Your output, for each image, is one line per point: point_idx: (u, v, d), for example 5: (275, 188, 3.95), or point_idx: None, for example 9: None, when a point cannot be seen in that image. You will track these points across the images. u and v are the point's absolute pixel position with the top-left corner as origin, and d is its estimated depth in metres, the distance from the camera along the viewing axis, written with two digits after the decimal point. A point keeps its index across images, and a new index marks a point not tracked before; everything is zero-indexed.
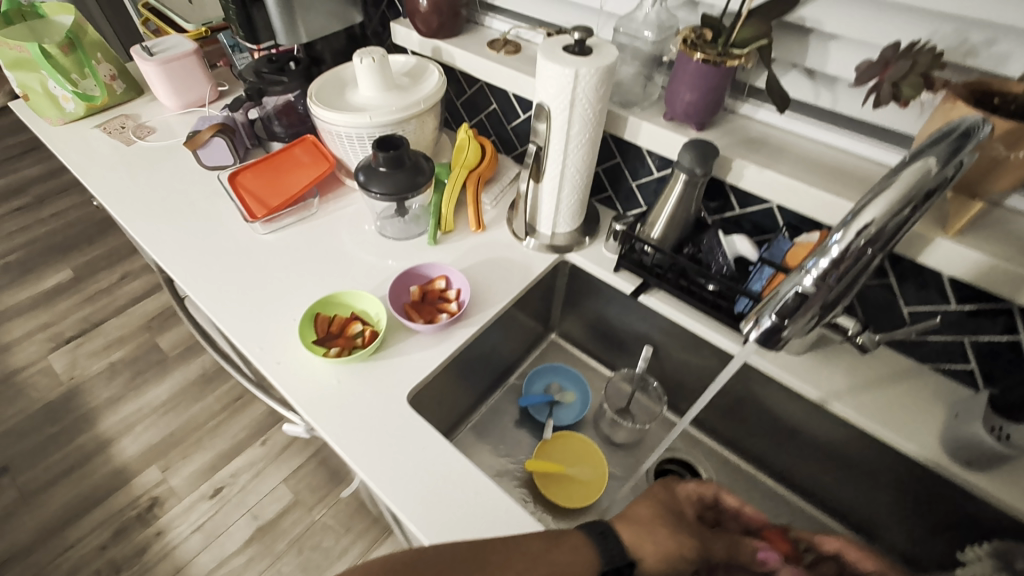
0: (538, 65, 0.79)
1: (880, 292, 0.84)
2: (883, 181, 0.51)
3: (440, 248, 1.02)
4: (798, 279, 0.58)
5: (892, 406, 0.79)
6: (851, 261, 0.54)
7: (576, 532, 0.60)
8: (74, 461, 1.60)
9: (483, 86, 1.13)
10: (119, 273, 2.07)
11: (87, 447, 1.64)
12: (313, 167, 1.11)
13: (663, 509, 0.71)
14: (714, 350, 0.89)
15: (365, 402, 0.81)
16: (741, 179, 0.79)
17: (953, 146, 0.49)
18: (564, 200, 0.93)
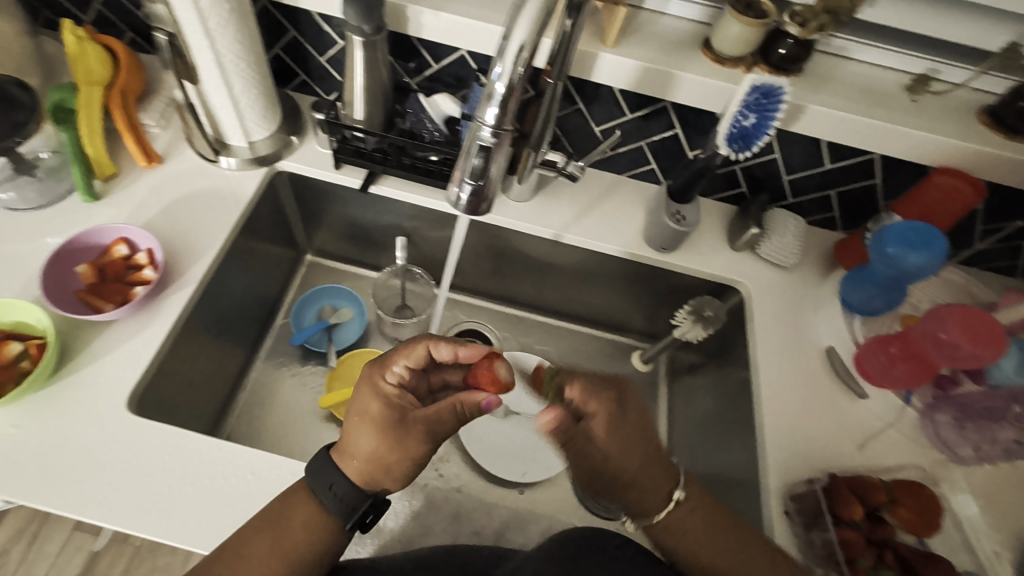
0: None
1: (618, 138, 0.84)
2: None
3: (103, 204, 0.87)
4: (476, 134, 0.55)
5: (719, 254, 0.86)
6: (520, 91, 0.53)
7: (368, 427, 0.59)
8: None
9: (267, 4, 0.85)
10: None
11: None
12: (143, 109, 0.95)
13: (385, 417, 0.60)
14: (588, 254, 0.89)
15: (127, 452, 0.71)
16: (589, 73, 0.72)
17: None
18: (367, 98, 0.81)
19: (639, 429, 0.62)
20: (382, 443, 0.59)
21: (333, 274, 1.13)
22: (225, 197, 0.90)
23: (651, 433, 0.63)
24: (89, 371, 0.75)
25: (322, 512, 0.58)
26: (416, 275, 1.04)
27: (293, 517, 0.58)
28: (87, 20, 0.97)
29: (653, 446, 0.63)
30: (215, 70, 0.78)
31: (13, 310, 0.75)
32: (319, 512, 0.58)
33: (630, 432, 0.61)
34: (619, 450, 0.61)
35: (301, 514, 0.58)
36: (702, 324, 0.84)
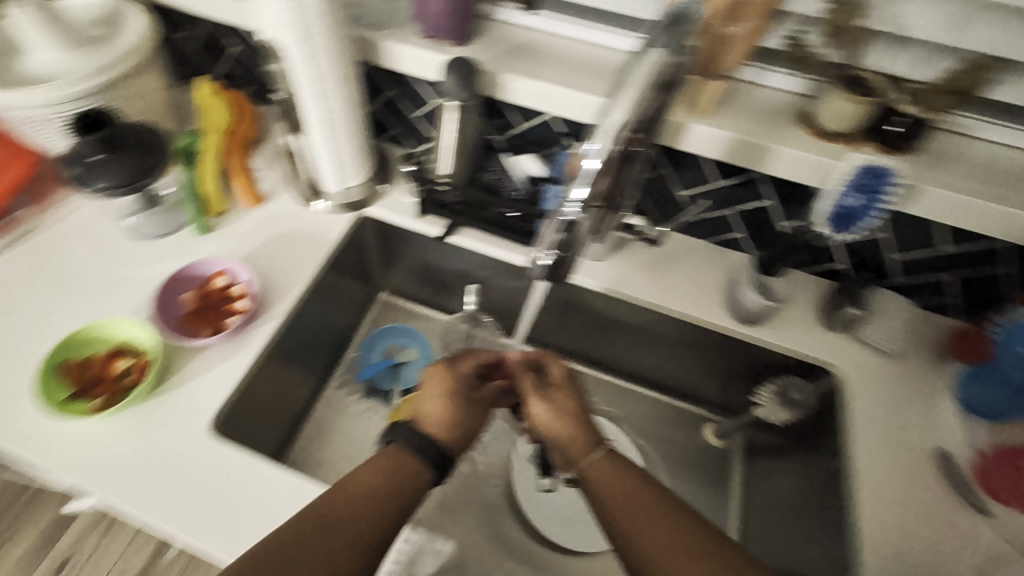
0: (438, 39, 0.82)
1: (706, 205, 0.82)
2: (620, 80, 0.51)
3: (211, 237, 0.96)
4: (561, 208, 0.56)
5: (808, 332, 0.80)
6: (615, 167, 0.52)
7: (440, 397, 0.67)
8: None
9: (373, 66, 0.93)
10: None
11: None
12: (254, 153, 1.04)
13: (457, 392, 0.68)
14: (663, 317, 0.85)
15: (200, 477, 0.74)
16: (677, 142, 0.72)
17: (670, 30, 0.53)
18: (454, 155, 0.84)
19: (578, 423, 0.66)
20: (452, 406, 0.67)
21: (403, 313, 1.17)
22: (316, 239, 0.96)
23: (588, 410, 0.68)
24: (182, 393, 0.80)
25: (412, 453, 0.62)
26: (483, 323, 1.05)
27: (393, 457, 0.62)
28: (217, 73, 1.10)
29: (587, 421, 0.67)
30: (321, 125, 0.85)
31: (126, 328, 0.83)
32: (407, 452, 0.62)
33: (564, 403, 0.68)
34: (559, 428, 0.66)
35: (381, 459, 0.61)
36: (788, 407, 0.80)
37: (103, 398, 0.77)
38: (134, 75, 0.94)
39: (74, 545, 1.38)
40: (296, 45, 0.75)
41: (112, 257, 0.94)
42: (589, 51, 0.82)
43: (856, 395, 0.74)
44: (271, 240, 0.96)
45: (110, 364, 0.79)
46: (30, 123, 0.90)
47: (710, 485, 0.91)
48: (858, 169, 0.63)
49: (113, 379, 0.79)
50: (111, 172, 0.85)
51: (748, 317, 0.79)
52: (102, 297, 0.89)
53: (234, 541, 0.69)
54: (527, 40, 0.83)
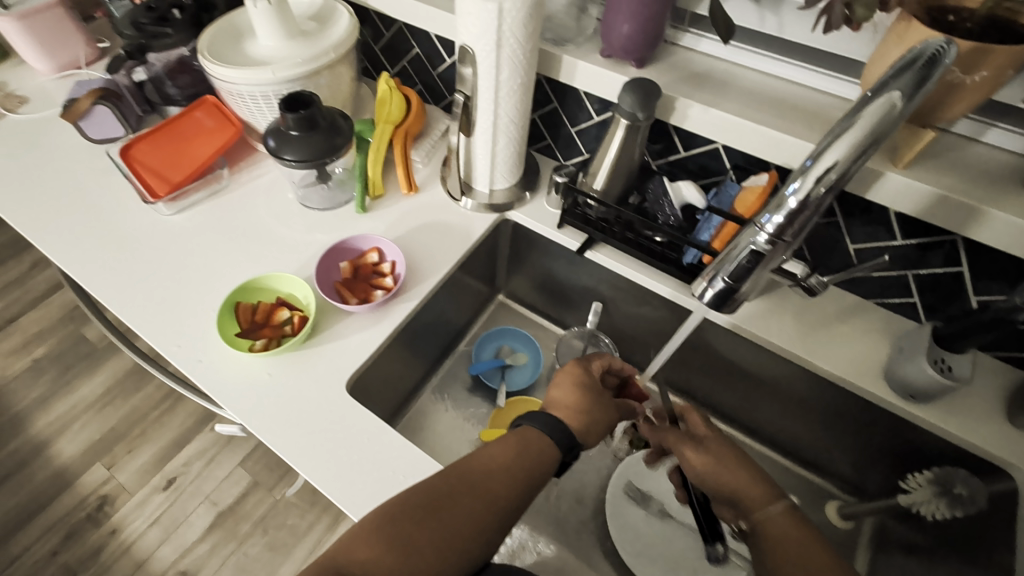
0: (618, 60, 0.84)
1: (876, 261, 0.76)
2: (844, 121, 0.50)
3: (368, 216, 1.05)
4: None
5: (984, 422, 0.70)
6: (812, 209, 0.56)
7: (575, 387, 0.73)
8: (108, 436, 1.58)
9: (543, 79, 0.97)
10: (27, 264, 1.86)
11: (113, 431, 1.59)
12: (415, 147, 1.14)
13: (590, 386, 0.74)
14: (804, 373, 0.79)
15: (333, 429, 0.80)
16: (866, 191, 0.67)
17: (921, 74, 0.47)
18: (611, 172, 0.86)
19: (736, 468, 0.67)
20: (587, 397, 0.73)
21: (516, 317, 1.19)
22: (459, 232, 1.02)
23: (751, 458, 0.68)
24: (326, 351, 0.87)
25: (548, 436, 0.66)
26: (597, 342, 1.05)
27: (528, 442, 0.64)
28: (393, 71, 1.21)
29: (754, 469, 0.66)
30: (489, 128, 0.91)
31: (292, 284, 0.93)
32: (542, 434, 0.66)
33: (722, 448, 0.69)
34: (721, 471, 0.67)
35: (511, 439, 0.64)
36: (949, 503, 0.70)
37: (266, 340, 0.87)
38: (332, 66, 1.06)
39: (186, 465, 1.55)
40: (487, 53, 0.81)
41: (285, 220, 1.06)
42: (770, 86, 0.80)
43: None
44: (419, 227, 1.03)
45: (275, 313, 0.90)
46: (246, 98, 1.05)
47: None
48: None
49: (275, 326, 0.89)
50: (302, 146, 0.97)
51: (911, 391, 0.71)
52: (273, 253, 1.01)
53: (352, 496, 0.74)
54: (706, 69, 0.83)
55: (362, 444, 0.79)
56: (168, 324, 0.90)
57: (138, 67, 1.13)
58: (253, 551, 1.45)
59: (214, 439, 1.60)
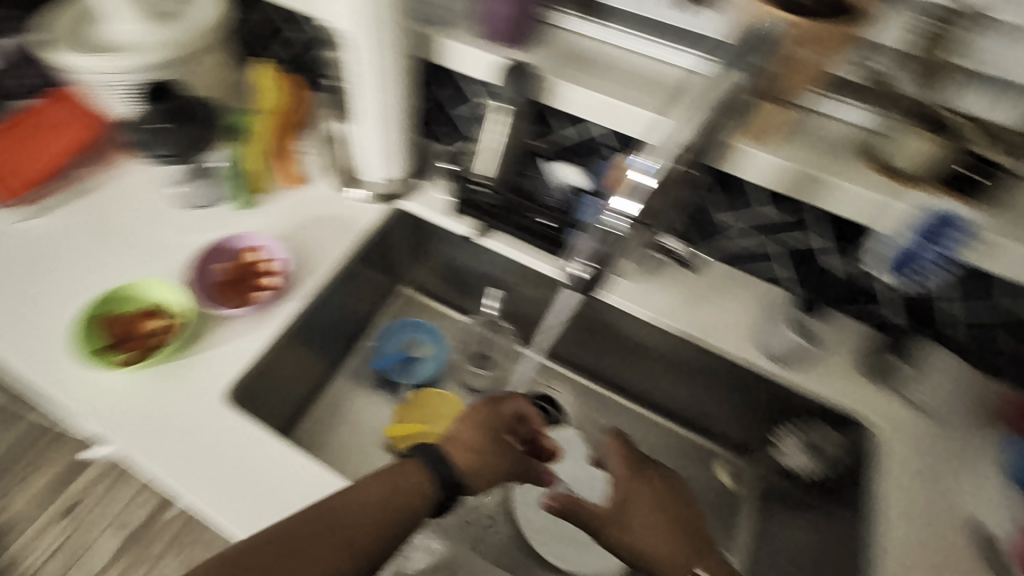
0: (498, 41, 0.82)
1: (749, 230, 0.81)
2: None
3: (250, 213, 0.98)
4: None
5: (842, 379, 0.75)
6: None
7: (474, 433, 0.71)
8: None
9: (428, 63, 0.93)
10: None
11: None
12: (302, 137, 1.07)
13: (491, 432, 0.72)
14: (689, 346, 0.82)
15: (211, 444, 0.74)
16: (738, 168, 0.69)
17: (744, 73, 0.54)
18: (495, 159, 0.84)
19: (653, 493, 0.68)
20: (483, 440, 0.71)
21: (424, 309, 1.16)
22: (352, 226, 0.97)
23: (682, 512, 0.67)
24: (206, 363, 0.81)
25: (426, 472, 0.65)
26: (502, 330, 1.04)
27: (409, 475, 0.63)
28: (275, 56, 1.13)
29: (684, 528, 0.66)
30: (371, 116, 0.87)
31: (162, 290, 0.85)
32: (423, 471, 0.65)
33: (653, 509, 0.67)
34: (637, 508, 0.67)
35: (391, 474, 0.63)
36: (812, 455, 0.76)
37: (132, 353, 0.79)
38: (200, 53, 0.93)
39: None
40: (357, 36, 0.76)
41: (157, 222, 0.97)
42: (647, 64, 0.80)
43: (887, 453, 0.70)
44: (307, 222, 0.97)
45: (142, 323, 0.82)
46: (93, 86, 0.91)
47: (717, 525, 0.86)
48: (928, 215, 0.61)
49: (143, 336, 0.81)
50: None
51: (777, 355, 0.76)
52: (142, 259, 0.92)
53: (232, 516, 0.70)
54: (584, 49, 0.82)
55: (246, 457, 0.74)
56: (18, 345, 0.81)
57: None
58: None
59: None
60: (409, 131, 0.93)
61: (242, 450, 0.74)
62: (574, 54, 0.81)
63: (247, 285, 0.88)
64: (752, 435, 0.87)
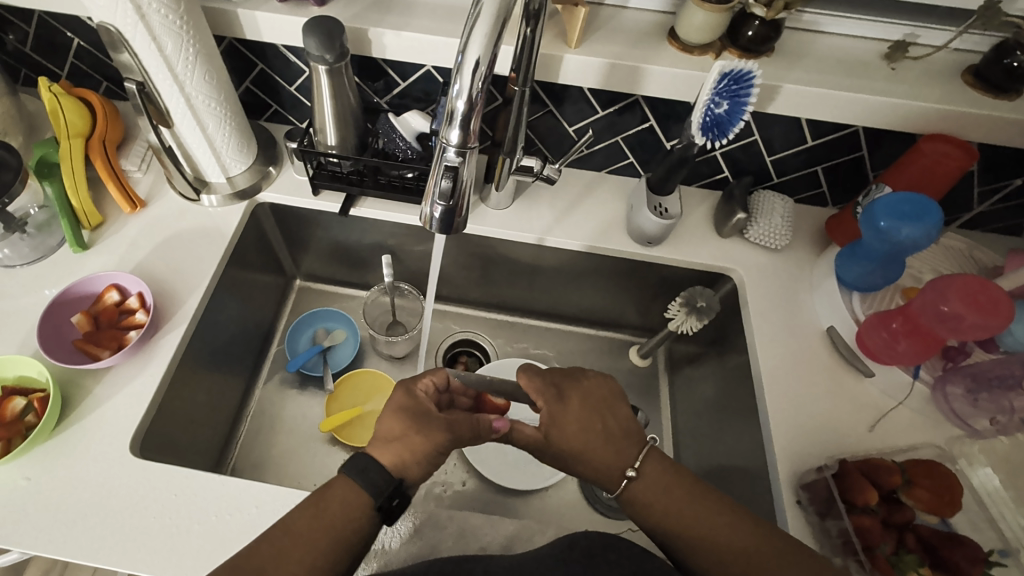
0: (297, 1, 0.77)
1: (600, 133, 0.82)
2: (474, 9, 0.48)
3: (94, 253, 0.88)
4: (442, 154, 0.54)
5: (707, 243, 0.84)
6: (483, 105, 0.52)
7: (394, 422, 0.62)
8: None
9: (232, 40, 0.86)
10: None
11: None
12: (123, 155, 0.96)
13: (411, 416, 0.62)
14: (576, 254, 0.87)
15: (121, 502, 0.68)
16: (556, 76, 0.71)
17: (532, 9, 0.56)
18: (337, 125, 0.81)
19: (578, 411, 0.64)
20: (405, 428, 0.61)
21: (326, 297, 1.14)
22: (213, 234, 0.90)
23: (611, 416, 0.64)
24: (91, 422, 0.73)
25: (361, 488, 0.56)
26: (407, 292, 1.05)
27: (331, 500, 0.55)
28: (60, 73, 0.98)
29: (615, 433, 0.63)
30: (186, 112, 0.79)
31: (13, 365, 0.73)
32: (357, 488, 0.56)
33: (582, 423, 0.63)
34: (568, 431, 0.63)
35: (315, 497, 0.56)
36: (696, 315, 0.82)
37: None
38: None
39: None
40: (132, 27, 0.68)
41: None
42: None
43: (754, 293, 0.80)
44: (161, 243, 0.89)
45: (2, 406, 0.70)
46: None
47: (644, 401, 0.96)
48: (722, 75, 0.62)
49: (7, 422, 0.70)
50: None
51: (651, 238, 0.82)
52: None
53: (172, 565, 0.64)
54: None
55: (167, 503, 0.68)
56: None
57: None
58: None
59: (50, 559, 1.35)
60: (236, 119, 0.86)
61: (159, 498, 0.68)
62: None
63: (114, 329, 0.80)
64: (652, 315, 0.96)
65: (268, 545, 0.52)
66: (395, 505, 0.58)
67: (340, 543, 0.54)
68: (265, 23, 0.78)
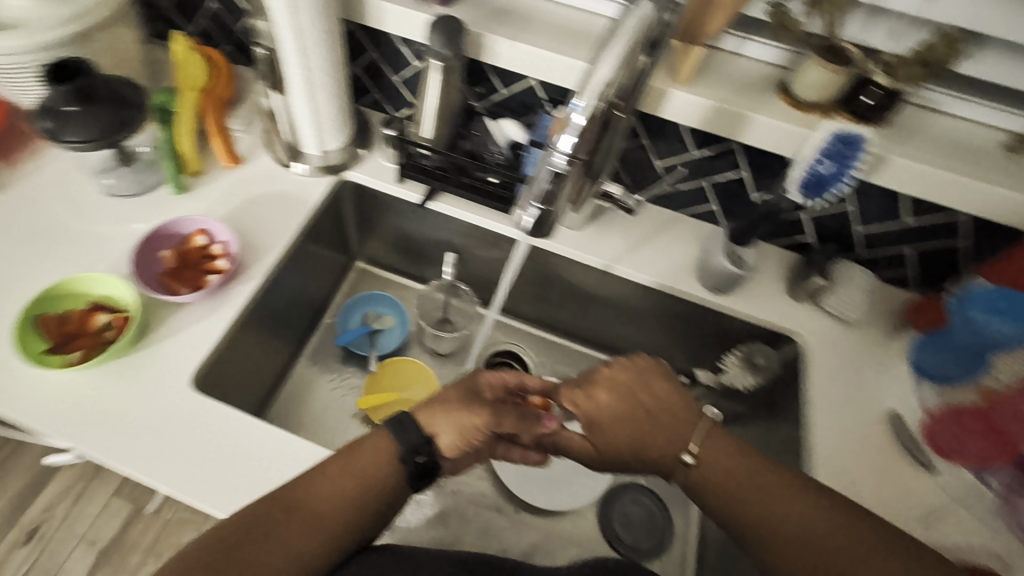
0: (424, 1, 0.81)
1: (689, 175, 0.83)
2: (609, 36, 0.51)
3: (189, 197, 0.93)
4: (549, 159, 0.57)
5: (777, 302, 0.82)
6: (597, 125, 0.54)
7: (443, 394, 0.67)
8: None
9: (354, 26, 0.92)
10: None
11: None
12: (231, 114, 1.02)
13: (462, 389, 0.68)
14: (640, 288, 0.87)
15: (171, 430, 0.70)
16: (659, 110, 0.72)
17: None
18: (434, 120, 0.84)
19: (621, 401, 0.69)
20: (453, 400, 0.66)
21: (383, 282, 1.17)
22: (302, 198, 0.95)
23: (652, 401, 0.69)
24: (158, 349, 0.76)
25: (393, 440, 0.63)
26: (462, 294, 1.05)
27: (364, 446, 0.62)
28: (189, 31, 1.07)
29: (657, 421, 0.67)
30: (302, 83, 0.84)
31: (103, 284, 0.79)
32: (389, 440, 0.63)
33: (621, 407, 0.68)
34: (616, 424, 0.68)
35: (351, 460, 0.61)
36: (753, 372, 0.84)
37: (82, 351, 0.74)
38: (106, 28, 0.90)
39: (46, 511, 1.35)
40: None
41: (86, 213, 0.90)
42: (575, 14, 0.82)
43: (817, 362, 0.78)
44: (251, 199, 0.94)
45: (88, 319, 0.76)
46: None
47: None
48: (830, 134, 0.63)
49: (92, 334, 0.76)
50: (84, 124, 0.82)
51: (721, 285, 0.81)
52: (73, 253, 0.86)
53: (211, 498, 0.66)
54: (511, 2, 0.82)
55: (212, 438, 0.70)
56: None
57: None
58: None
59: (75, 475, 1.40)
60: (343, 98, 0.91)
61: (205, 434, 0.70)
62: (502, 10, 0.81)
63: (195, 270, 0.84)
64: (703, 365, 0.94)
65: (301, 482, 0.59)
66: (420, 465, 0.63)
67: (362, 491, 0.60)
68: (390, 15, 0.81)
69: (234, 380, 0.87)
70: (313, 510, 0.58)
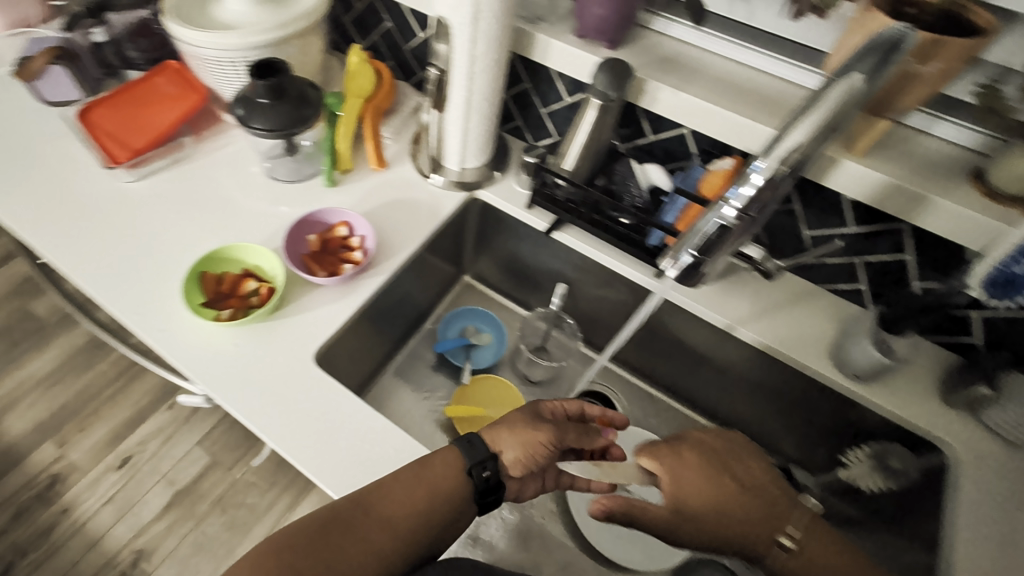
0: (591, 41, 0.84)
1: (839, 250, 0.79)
2: (810, 101, 0.52)
3: (337, 190, 1.02)
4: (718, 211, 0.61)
5: (922, 404, 0.74)
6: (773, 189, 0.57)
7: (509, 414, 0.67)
8: (58, 414, 1.49)
9: (515, 58, 0.97)
10: None
11: (63, 409, 1.50)
12: (385, 121, 1.11)
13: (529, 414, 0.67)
14: (761, 357, 0.82)
15: (292, 399, 0.76)
16: (823, 178, 0.69)
17: (881, 59, 0.50)
18: (579, 154, 0.86)
19: (697, 467, 0.63)
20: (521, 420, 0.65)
21: (485, 299, 1.19)
22: (435, 207, 1.01)
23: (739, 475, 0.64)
24: (293, 322, 0.83)
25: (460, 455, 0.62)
26: (564, 326, 1.05)
27: (435, 461, 0.61)
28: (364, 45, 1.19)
29: (753, 498, 0.63)
30: (463, 104, 0.90)
31: (258, 255, 0.88)
32: (455, 458, 0.62)
33: (700, 478, 0.63)
34: (693, 494, 0.61)
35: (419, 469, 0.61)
36: (880, 474, 0.75)
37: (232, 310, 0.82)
38: (303, 34, 1.02)
39: (140, 444, 1.48)
40: (464, 26, 0.79)
41: (249, 190, 1.01)
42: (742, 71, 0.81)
43: (967, 482, 0.68)
44: (390, 201, 1.01)
45: (240, 284, 0.84)
46: (211, 63, 1.00)
47: None
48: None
49: (240, 297, 0.83)
50: (270, 114, 0.93)
51: (859, 372, 0.74)
52: (233, 222, 0.96)
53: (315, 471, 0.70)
54: (678, 53, 0.83)
55: (325, 414, 0.75)
56: (117, 297, 0.84)
57: (97, 27, 1.08)
58: (211, 530, 1.39)
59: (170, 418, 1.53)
60: (494, 121, 0.96)
61: (321, 408, 0.75)
62: (668, 59, 0.82)
63: (332, 257, 0.91)
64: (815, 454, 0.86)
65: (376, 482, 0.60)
66: (485, 479, 0.61)
67: (433, 503, 0.59)
68: (557, 52, 0.85)
69: (344, 365, 0.92)
70: (386, 513, 0.57)
